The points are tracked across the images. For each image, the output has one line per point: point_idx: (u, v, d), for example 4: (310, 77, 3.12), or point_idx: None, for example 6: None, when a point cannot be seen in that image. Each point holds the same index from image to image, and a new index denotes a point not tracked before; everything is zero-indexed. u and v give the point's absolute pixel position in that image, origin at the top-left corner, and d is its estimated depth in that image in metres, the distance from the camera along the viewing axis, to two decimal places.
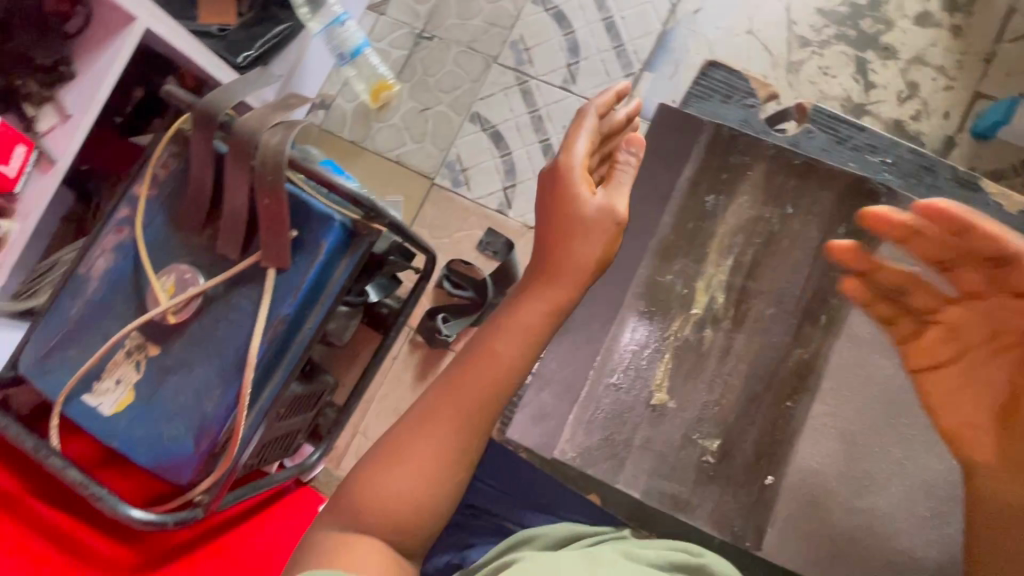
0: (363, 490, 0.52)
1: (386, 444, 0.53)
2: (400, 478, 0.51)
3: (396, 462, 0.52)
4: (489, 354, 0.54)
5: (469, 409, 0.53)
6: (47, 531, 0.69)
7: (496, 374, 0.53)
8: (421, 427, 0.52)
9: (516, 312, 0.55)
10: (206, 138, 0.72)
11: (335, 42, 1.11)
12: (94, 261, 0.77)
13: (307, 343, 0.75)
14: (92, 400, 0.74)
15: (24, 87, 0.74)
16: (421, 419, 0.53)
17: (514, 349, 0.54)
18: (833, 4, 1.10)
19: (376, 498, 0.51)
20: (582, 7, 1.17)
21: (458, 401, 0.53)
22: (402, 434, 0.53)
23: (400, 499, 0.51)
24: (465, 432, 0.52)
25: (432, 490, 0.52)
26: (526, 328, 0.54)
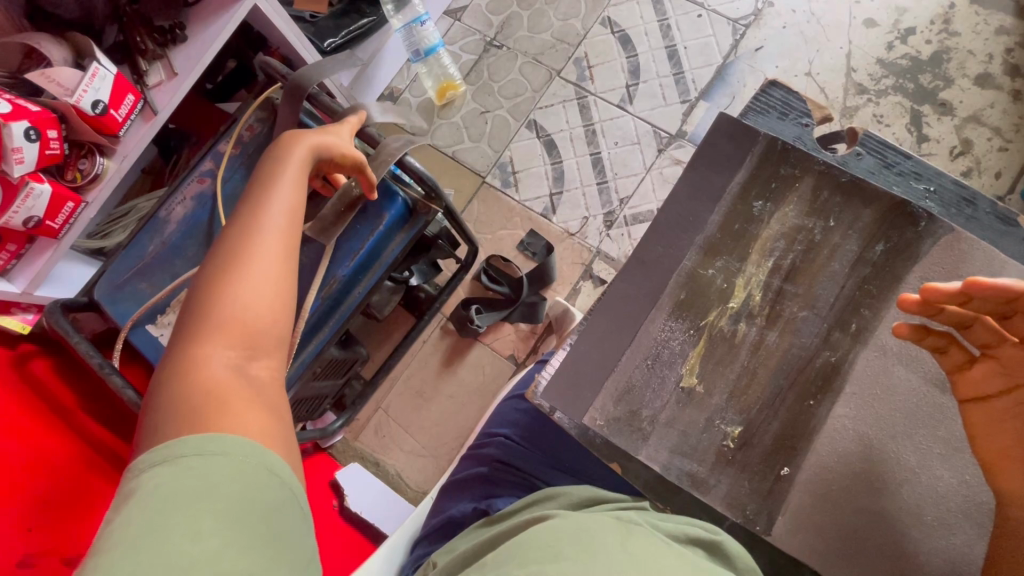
0: (203, 334, 0.50)
1: (213, 283, 0.52)
2: (234, 317, 0.51)
3: (215, 314, 0.50)
4: (274, 184, 0.58)
5: (278, 245, 0.55)
6: (96, 443, 0.74)
7: (291, 200, 0.58)
8: (234, 279, 0.52)
9: (273, 178, 0.58)
10: (294, 106, 0.79)
11: (414, 39, 1.20)
12: (175, 207, 0.84)
13: (353, 306, 0.80)
14: (154, 330, 0.79)
15: (142, 44, 0.83)
16: (244, 249, 0.53)
17: (291, 182, 0.59)
18: (893, 56, 1.13)
19: (215, 340, 0.49)
20: (648, 33, 1.23)
21: (270, 225, 0.55)
22: (226, 269, 0.52)
23: (247, 330, 0.51)
24: (288, 250, 0.56)
25: (274, 310, 0.53)
26: (296, 169, 0.60)
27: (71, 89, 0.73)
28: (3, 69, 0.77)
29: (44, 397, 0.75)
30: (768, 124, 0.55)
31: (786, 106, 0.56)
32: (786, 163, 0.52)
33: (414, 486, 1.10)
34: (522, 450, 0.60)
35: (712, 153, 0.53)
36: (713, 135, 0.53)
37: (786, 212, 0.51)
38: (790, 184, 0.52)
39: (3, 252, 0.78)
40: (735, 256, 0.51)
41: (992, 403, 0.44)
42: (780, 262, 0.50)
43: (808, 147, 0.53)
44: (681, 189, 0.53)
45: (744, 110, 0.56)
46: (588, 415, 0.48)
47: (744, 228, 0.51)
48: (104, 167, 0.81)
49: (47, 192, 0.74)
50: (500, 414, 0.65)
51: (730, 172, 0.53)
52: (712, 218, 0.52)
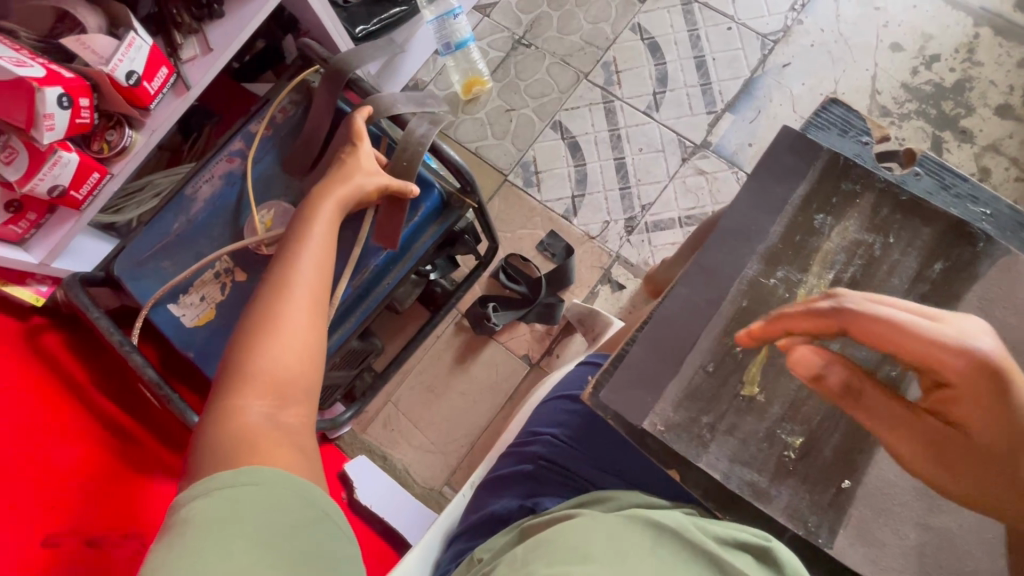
0: (239, 382, 0.51)
1: (249, 334, 0.54)
2: (270, 362, 0.52)
3: (252, 358, 0.52)
4: (306, 239, 0.61)
5: (312, 293, 0.58)
6: (111, 420, 0.74)
7: (320, 255, 0.61)
8: (271, 325, 0.54)
9: (306, 229, 0.62)
10: (333, 92, 0.78)
11: (445, 31, 1.20)
12: (201, 185, 0.82)
13: (379, 300, 0.79)
14: (177, 310, 0.77)
15: (178, 17, 0.81)
16: (277, 301, 0.56)
17: (323, 232, 0.62)
18: (917, 81, 1.15)
19: (249, 388, 0.51)
20: (677, 42, 1.23)
21: (302, 278, 0.58)
22: (262, 319, 0.55)
23: (279, 377, 0.52)
24: (321, 298, 0.58)
25: (304, 360, 0.54)
26: (325, 223, 0.63)
27: (107, 58, 0.72)
28: (32, 31, 0.74)
29: (59, 372, 0.74)
30: (829, 141, 0.55)
31: (847, 124, 0.56)
32: (848, 178, 0.52)
33: (421, 481, 1.09)
34: (568, 450, 0.60)
35: (773, 163, 0.53)
36: (775, 147, 0.53)
37: (847, 226, 0.52)
38: (851, 201, 0.52)
39: (23, 221, 0.75)
40: (795, 267, 0.51)
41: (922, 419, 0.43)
42: (840, 276, 0.51)
43: (869, 165, 0.54)
44: (742, 199, 0.53)
45: (804, 126, 0.56)
46: (647, 419, 0.47)
47: (805, 241, 0.51)
48: (132, 140, 0.79)
49: (75, 161, 0.72)
50: (544, 415, 0.65)
51: (791, 184, 0.52)
52: (774, 229, 0.52)
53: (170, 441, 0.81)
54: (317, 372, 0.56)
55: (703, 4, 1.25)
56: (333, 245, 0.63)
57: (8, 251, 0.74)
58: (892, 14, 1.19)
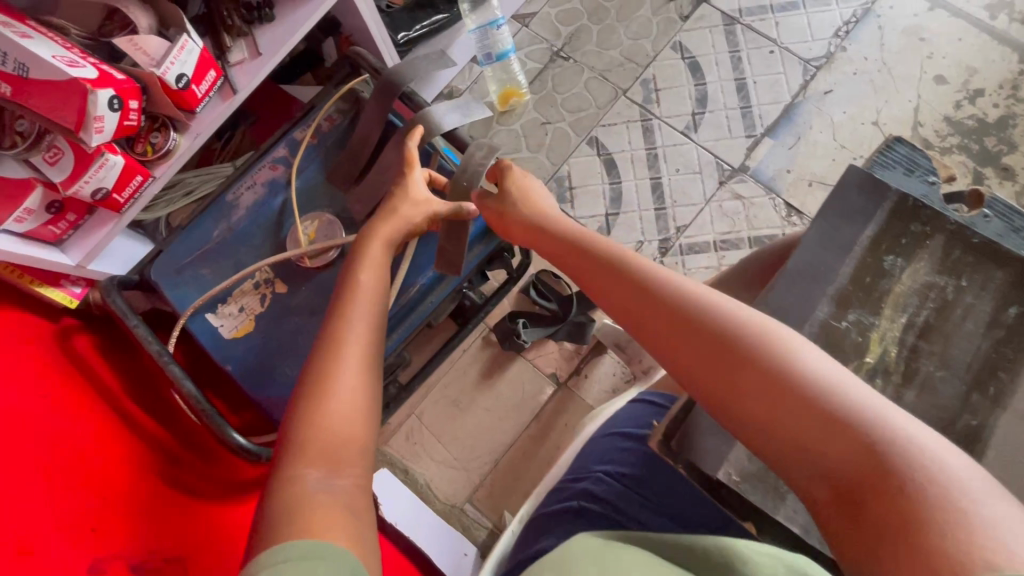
0: (294, 450, 0.48)
1: (304, 391, 0.52)
2: (326, 420, 0.50)
3: (306, 416, 0.50)
4: (355, 291, 0.59)
5: (364, 344, 0.56)
6: (142, 432, 0.73)
7: (370, 307, 0.59)
8: (324, 381, 0.52)
9: (355, 279, 0.61)
10: (384, 105, 0.76)
11: (487, 42, 1.15)
12: (242, 191, 0.80)
13: (423, 319, 0.78)
14: (214, 320, 0.75)
15: (228, 19, 0.79)
16: (328, 359, 0.54)
17: (371, 280, 0.61)
18: (960, 115, 1.14)
19: (305, 455, 0.48)
20: (718, 63, 1.22)
21: (352, 334, 0.56)
22: (314, 376, 0.53)
23: (335, 436, 0.50)
24: (373, 350, 0.56)
25: (357, 420, 0.51)
26: (374, 270, 0.62)
27: (158, 60, 0.70)
28: (81, 28, 0.72)
29: (92, 380, 0.73)
30: (895, 179, 0.54)
31: (913, 163, 0.56)
32: (917, 219, 0.53)
33: (442, 498, 1.07)
34: (620, 488, 0.57)
35: (844, 204, 0.53)
36: (845, 186, 0.54)
37: (919, 267, 0.52)
38: (921, 241, 0.52)
39: (62, 222, 0.74)
40: (868, 309, 0.51)
41: (713, 393, 0.47)
42: (913, 319, 0.51)
43: (936, 206, 0.53)
44: (813, 237, 0.53)
45: (868, 163, 0.56)
46: (722, 469, 0.47)
47: (876, 282, 0.52)
48: (176, 143, 0.77)
49: (120, 163, 0.71)
50: (597, 453, 0.63)
51: (862, 223, 0.53)
52: (844, 270, 0.52)
53: (202, 454, 0.79)
54: (372, 429, 0.53)
55: (745, 25, 1.23)
56: (383, 292, 0.61)
57: (46, 253, 0.73)
58: (937, 46, 1.18)
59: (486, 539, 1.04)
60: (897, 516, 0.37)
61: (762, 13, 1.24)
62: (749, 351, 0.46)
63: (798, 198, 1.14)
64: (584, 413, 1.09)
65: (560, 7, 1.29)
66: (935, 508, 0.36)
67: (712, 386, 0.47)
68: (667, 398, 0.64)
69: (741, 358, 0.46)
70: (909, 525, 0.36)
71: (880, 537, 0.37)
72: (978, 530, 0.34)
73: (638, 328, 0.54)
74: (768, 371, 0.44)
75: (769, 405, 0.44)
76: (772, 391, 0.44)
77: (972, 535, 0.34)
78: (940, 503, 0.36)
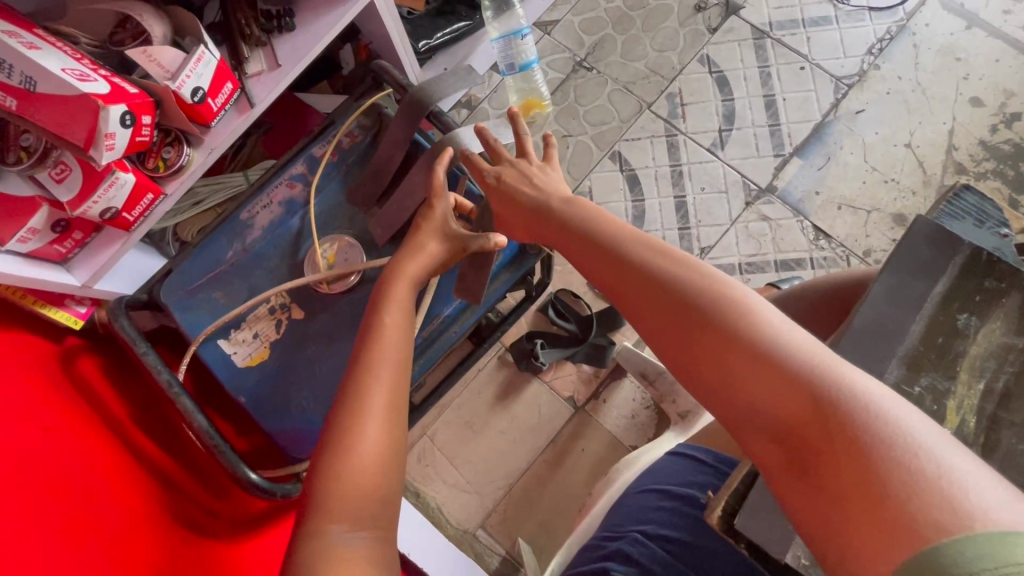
0: (318, 500, 0.45)
1: (330, 439, 0.49)
2: (354, 472, 0.47)
3: (330, 466, 0.47)
4: (382, 332, 0.56)
5: (394, 387, 0.53)
6: (145, 463, 0.69)
7: (397, 349, 0.55)
8: (350, 427, 0.49)
9: (382, 316, 0.58)
10: (409, 125, 0.72)
11: (510, 52, 1.10)
12: (258, 210, 0.76)
13: (443, 350, 0.75)
14: (227, 347, 0.72)
15: (246, 28, 0.75)
16: (355, 403, 0.50)
17: (398, 319, 0.58)
18: (996, 140, 1.11)
19: (330, 507, 0.45)
20: (746, 78, 1.18)
21: (380, 378, 0.52)
22: (340, 422, 0.49)
23: (362, 489, 0.46)
24: (402, 393, 0.53)
25: (384, 470, 0.48)
26: (400, 307, 0.59)
27: (174, 73, 0.66)
28: (91, 36, 0.68)
29: (97, 407, 0.69)
30: (969, 228, 0.50)
31: (982, 213, 0.51)
32: (992, 275, 0.47)
33: (454, 522, 1.04)
34: (663, 555, 0.54)
35: (911, 256, 0.47)
36: (911, 238, 0.48)
37: (994, 327, 0.46)
38: (995, 298, 0.47)
39: (68, 240, 0.70)
40: (940, 373, 0.46)
41: (681, 359, 0.50)
42: (992, 385, 0.46)
43: (1011, 260, 0.48)
44: (878, 293, 0.47)
45: (935, 210, 0.51)
46: (789, 553, 0.40)
47: (950, 343, 0.46)
48: (189, 158, 0.73)
49: (131, 182, 0.67)
50: (637, 510, 0.60)
51: (932, 278, 0.47)
52: (913, 328, 0.46)
53: (207, 486, 0.75)
54: (399, 482, 0.49)
55: (775, 40, 1.20)
56: (410, 332, 0.58)
57: (51, 273, 0.69)
58: (974, 67, 1.14)
59: (499, 566, 1.01)
60: (843, 474, 0.36)
61: (792, 27, 1.20)
62: (710, 315, 0.48)
63: (826, 220, 1.10)
64: (601, 438, 1.06)
65: (584, 15, 1.24)
66: (883, 466, 0.34)
67: (678, 352, 0.50)
68: (711, 454, 0.61)
69: (702, 322, 0.48)
70: (854, 483, 0.35)
71: (826, 496, 0.36)
72: (924, 489, 0.32)
73: (632, 311, 0.55)
74: (726, 333, 0.46)
75: (726, 365, 0.45)
76: (727, 351, 0.46)
77: (919, 494, 0.32)
78: (888, 463, 0.34)
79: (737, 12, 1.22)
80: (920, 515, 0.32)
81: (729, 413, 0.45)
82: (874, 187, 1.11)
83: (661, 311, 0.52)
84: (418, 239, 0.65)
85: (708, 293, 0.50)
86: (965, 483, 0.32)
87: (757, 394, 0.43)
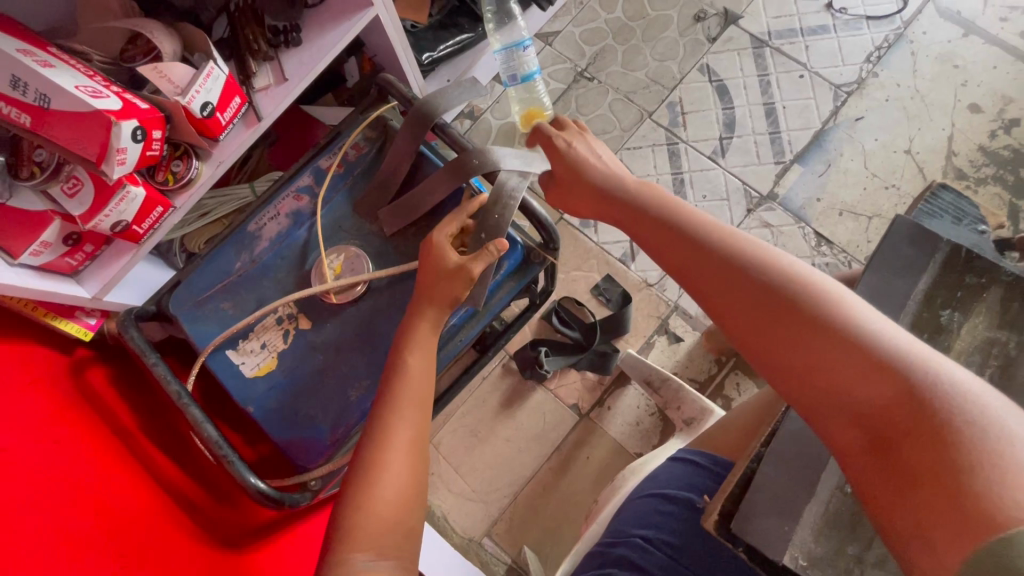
0: (343, 531, 0.48)
1: (358, 474, 0.51)
2: (377, 505, 0.49)
3: (358, 500, 0.49)
4: (405, 369, 0.58)
5: (417, 423, 0.55)
6: (155, 478, 0.69)
7: (419, 388, 0.57)
8: (376, 463, 0.51)
9: (406, 352, 0.60)
10: (415, 137, 0.74)
11: (512, 63, 1.11)
12: (266, 222, 0.77)
13: (450, 356, 0.75)
14: (235, 357, 0.73)
15: (254, 44, 0.76)
16: (379, 441, 0.53)
17: (421, 356, 0.60)
18: (995, 145, 1.12)
19: (354, 539, 0.47)
20: (746, 87, 1.20)
21: (403, 415, 0.54)
22: (367, 456, 0.52)
23: (386, 523, 0.48)
24: (423, 430, 0.55)
25: (408, 501, 0.50)
26: (424, 344, 0.61)
27: (184, 88, 0.67)
28: (102, 53, 0.69)
29: (105, 417, 0.70)
30: (946, 228, 0.51)
31: (959, 211, 0.52)
32: (972, 270, 0.47)
33: (460, 531, 1.04)
34: (662, 560, 0.54)
35: (892, 255, 0.47)
36: (891, 238, 0.47)
37: (978, 322, 0.46)
38: (977, 294, 0.47)
39: (79, 253, 0.71)
40: None
41: (753, 337, 0.48)
42: (979, 379, 0.45)
43: (991, 257, 0.48)
44: (861, 292, 0.47)
45: (913, 211, 0.52)
46: (787, 555, 0.41)
47: (936, 339, 0.46)
48: (197, 171, 0.75)
49: (141, 195, 0.68)
50: (636, 515, 0.60)
51: (915, 276, 0.46)
52: (899, 326, 0.46)
53: (217, 496, 0.76)
54: (417, 514, 0.51)
55: (775, 49, 1.21)
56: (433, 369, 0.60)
57: (63, 286, 0.70)
58: (972, 73, 1.15)
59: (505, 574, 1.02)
60: (928, 457, 0.36)
61: (791, 36, 1.21)
62: (790, 298, 0.47)
63: (828, 227, 1.11)
64: (606, 445, 1.06)
65: (584, 26, 1.26)
66: (965, 450, 0.34)
67: (748, 333, 0.49)
68: (709, 457, 0.61)
69: (780, 303, 0.47)
70: (938, 465, 0.35)
71: (907, 480, 0.36)
72: (1008, 473, 0.33)
73: (701, 291, 0.54)
74: (809, 316, 0.45)
75: (806, 345, 0.45)
76: (807, 334, 0.45)
77: (1003, 474, 0.33)
78: (975, 444, 0.34)
79: (736, 21, 1.23)
80: (1006, 498, 0.32)
81: (802, 395, 0.44)
82: (875, 194, 1.12)
83: (735, 289, 0.51)
84: (430, 276, 0.64)
85: (788, 278, 0.49)
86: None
87: (840, 376, 0.42)
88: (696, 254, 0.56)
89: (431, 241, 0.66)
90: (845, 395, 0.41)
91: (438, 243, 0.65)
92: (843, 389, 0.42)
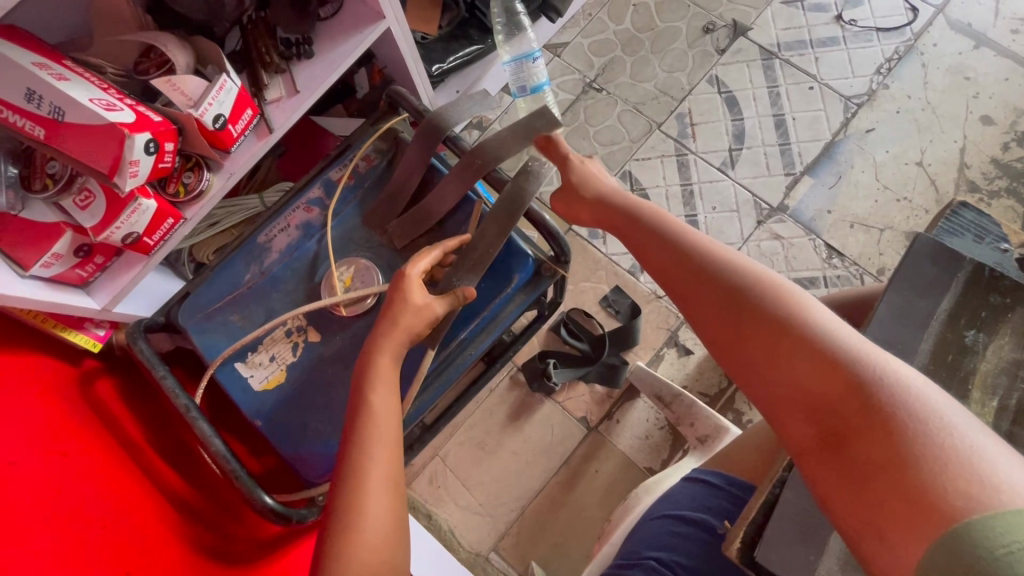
0: None
1: (334, 526, 0.49)
2: (359, 556, 0.47)
3: (341, 550, 0.48)
4: (371, 407, 0.55)
5: (391, 459, 0.53)
6: (161, 490, 0.68)
7: (392, 426, 0.55)
8: (350, 513, 0.49)
9: (371, 386, 0.57)
10: (426, 150, 0.73)
11: (522, 74, 1.09)
12: (275, 234, 0.77)
13: (459, 370, 0.75)
14: (244, 370, 0.72)
15: (266, 56, 0.77)
16: (352, 488, 0.50)
17: (388, 389, 0.57)
18: (1008, 158, 1.11)
19: None
20: (756, 98, 1.19)
21: (374, 456, 0.52)
22: (339, 507, 0.50)
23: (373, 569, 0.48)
24: (396, 465, 0.53)
25: (389, 543, 0.49)
26: (389, 375, 0.58)
27: (197, 101, 0.67)
28: (116, 66, 0.70)
29: (113, 430, 0.69)
30: (968, 247, 0.50)
31: (981, 229, 0.51)
32: (995, 290, 0.46)
33: (467, 545, 1.03)
34: None
35: (913, 274, 0.46)
36: (913, 256, 0.46)
37: (1003, 343, 0.45)
38: (1001, 314, 0.45)
39: (89, 265, 0.71)
40: (953, 393, 0.44)
41: (718, 343, 0.50)
42: (1005, 402, 0.44)
43: (1014, 276, 0.47)
44: (883, 311, 0.46)
45: (933, 229, 0.51)
46: None
47: (960, 360, 0.44)
48: (209, 183, 0.75)
49: (153, 208, 0.68)
50: (650, 535, 0.59)
51: (937, 295, 0.45)
52: (923, 347, 0.45)
53: (223, 510, 0.75)
54: (403, 548, 0.50)
55: (784, 60, 1.21)
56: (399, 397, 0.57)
57: (73, 297, 0.70)
58: (984, 85, 1.15)
59: None
60: (874, 451, 0.37)
61: (800, 47, 1.21)
62: (753, 298, 0.48)
63: (839, 239, 1.10)
64: (614, 459, 1.05)
65: (593, 37, 1.26)
66: (919, 447, 0.35)
67: (716, 333, 0.50)
68: (724, 477, 0.60)
69: (744, 304, 0.49)
70: (886, 461, 0.36)
71: (858, 474, 0.37)
72: (957, 468, 0.33)
73: (674, 294, 0.56)
74: (769, 316, 0.46)
75: (766, 343, 0.46)
76: (767, 332, 0.46)
77: (951, 468, 0.34)
78: (921, 438, 0.35)
79: (745, 33, 1.23)
80: (948, 494, 0.33)
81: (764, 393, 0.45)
82: (886, 207, 1.11)
83: (703, 293, 0.52)
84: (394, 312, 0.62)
85: (752, 280, 0.50)
86: (995, 463, 0.33)
87: (795, 372, 0.43)
88: (669, 257, 0.58)
89: (402, 277, 0.64)
90: (801, 392, 0.42)
91: (413, 281, 0.64)
92: (798, 386, 0.43)
